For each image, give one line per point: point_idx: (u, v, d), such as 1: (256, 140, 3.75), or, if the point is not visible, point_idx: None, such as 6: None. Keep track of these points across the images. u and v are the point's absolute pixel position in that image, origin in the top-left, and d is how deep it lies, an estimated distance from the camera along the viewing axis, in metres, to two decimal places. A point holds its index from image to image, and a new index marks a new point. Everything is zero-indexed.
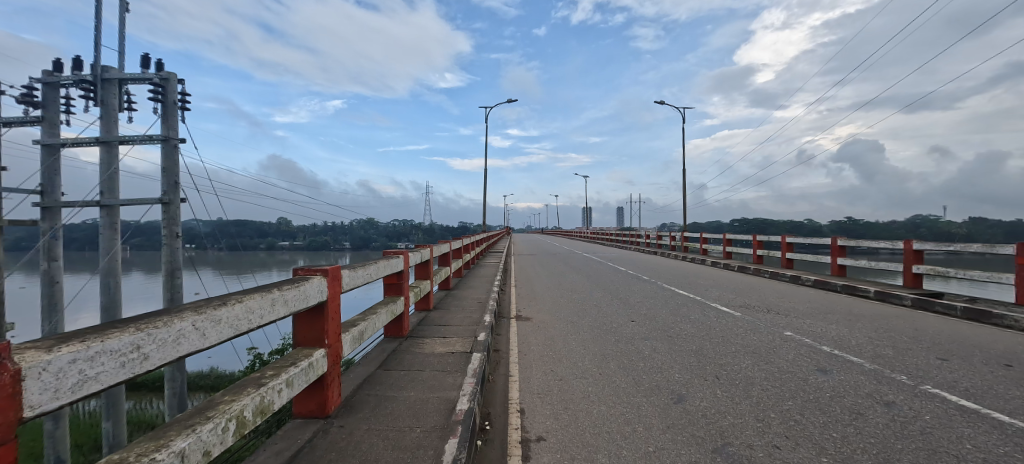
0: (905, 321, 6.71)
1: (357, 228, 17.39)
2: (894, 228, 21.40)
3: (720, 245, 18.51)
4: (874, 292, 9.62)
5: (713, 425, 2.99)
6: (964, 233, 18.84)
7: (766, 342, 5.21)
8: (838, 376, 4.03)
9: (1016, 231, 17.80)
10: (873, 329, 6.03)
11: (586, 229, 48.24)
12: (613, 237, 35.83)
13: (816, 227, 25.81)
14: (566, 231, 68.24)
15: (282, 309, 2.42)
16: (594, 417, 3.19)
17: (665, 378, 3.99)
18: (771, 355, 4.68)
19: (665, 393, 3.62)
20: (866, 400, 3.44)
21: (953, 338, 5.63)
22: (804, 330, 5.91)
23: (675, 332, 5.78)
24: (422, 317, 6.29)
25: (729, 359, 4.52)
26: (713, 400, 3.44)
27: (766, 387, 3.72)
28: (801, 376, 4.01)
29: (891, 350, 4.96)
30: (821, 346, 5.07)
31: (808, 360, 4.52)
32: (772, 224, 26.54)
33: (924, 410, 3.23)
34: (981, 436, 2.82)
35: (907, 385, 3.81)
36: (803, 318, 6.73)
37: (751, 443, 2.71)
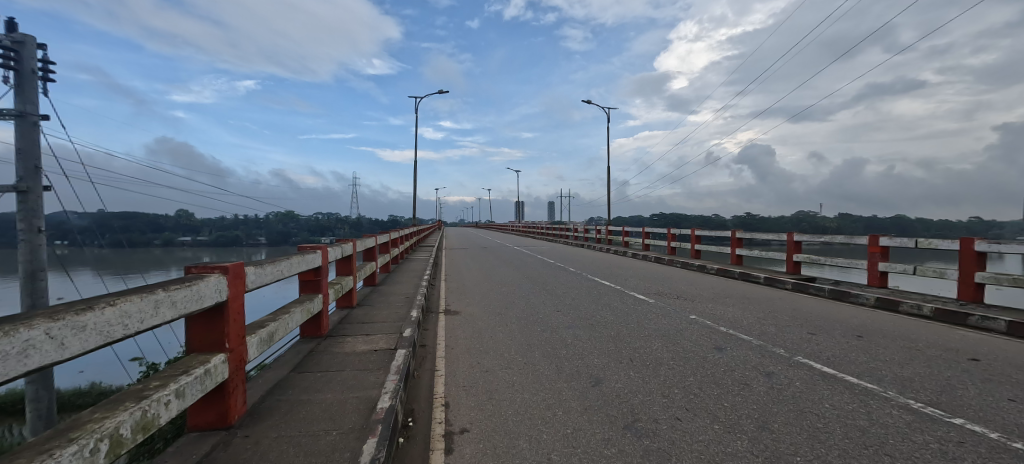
0: (787, 303, 7.78)
1: (274, 222, 16.03)
2: (782, 222, 24.58)
3: (639, 237, 19.89)
4: (763, 278, 11.00)
5: (625, 404, 3.21)
6: (833, 226, 22.23)
7: (674, 326, 5.72)
8: (731, 352, 4.54)
9: (870, 225, 21.38)
10: (762, 310, 6.90)
11: (518, 224, 49.00)
12: (544, 230, 36.80)
13: (721, 221, 28.74)
14: (499, 226, 68.82)
15: (169, 312, 2.14)
16: (517, 405, 3.27)
17: (585, 363, 4.22)
18: (677, 337, 5.14)
19: (584, 377, 3.82)
20: (753, 372, 3.94)
21: (821, 315, 6.64)
22: (706, 313, 6.58)
23: (596, 320, 6.12)
24: (344, 315, 5.98)
25: (642, 343, 4.90)
26: (627, 380, 3.70)
27: (672, 365, 4.10)
28: (702, 354, 4.47)
29: (773, 327, 5.72)
30: (719, 327, 5.70)
31: (708, 340, 5.04)
32: (686, 218, 29.08)
33: (796, 378, 3.76)
34: (836, 397, 3.36)
35: (784, 357, 4.41)
36: (707, 302, 7.50)
37: (656, 418, 2.96)
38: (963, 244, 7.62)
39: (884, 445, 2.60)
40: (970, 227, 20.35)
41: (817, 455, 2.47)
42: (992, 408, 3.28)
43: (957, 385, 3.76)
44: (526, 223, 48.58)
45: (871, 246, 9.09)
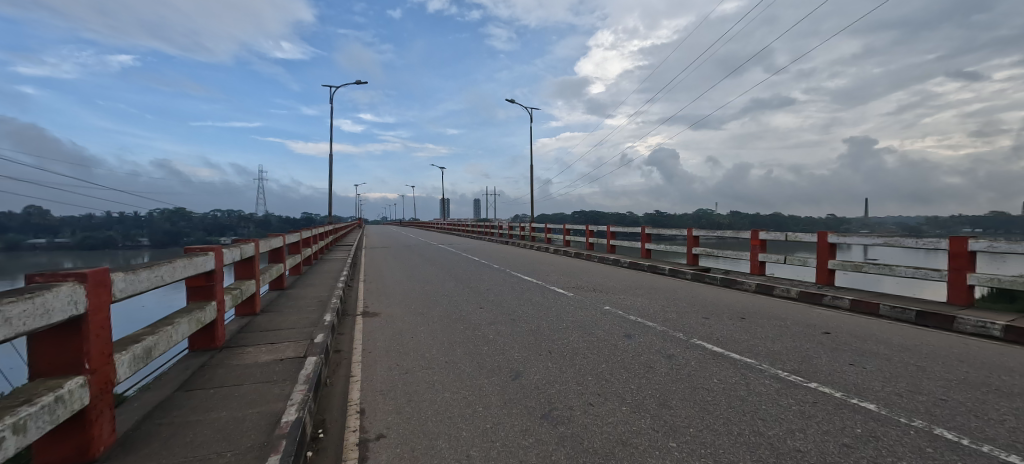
0: (686, 291, 8.67)
1: (159, 221, 13.95)
2: (685, 218, 27.32)
3: (561, 234, 20.79)
4: (668, 270, 12.12)
5: (543, 394, 3.33)
6: (725, 223, 25.26)
7: (589, 317, 6.08)
8: (639, 338, 4.94)
9: (754, 221, 24.64)
10: (665, 299, 7.62)
11: (443, 221, 48.33)
12: (469, 227, 36.73)
13: (633, 218, 31.09)
14: (424, 224, 67.23)
15: (2, 331, 1.74)
16: (437, 405, 3.22)
17: (506, 357, 4.31)
18: (592, 327, 5.46)
19: (505, 372, 3.89)
20: (656, 355, 4.34)
21: (713, 301, 7.52)
22: (618, 303, 7.09)
23: (518, 315, 6.27)
24: (245, 323, 5.41)
25: (560, 335, 5.12)
26: (546, 372, 3.84)
27: (587, 354, 4.34)
28: (613, 342, 4.79)
29: (674, 313, 6.35)
30: (629, 315, 6.18)
31: (619, 328, 5.43)
32: (604, 214, 31.02)
33: (691, 358, 4.22)
34: (721, 372, 3.84)
35: (682, 340, 4.91)
36: (619, 293, 8.08)
37: (571, 405, 3.12)
38: (820, 238, 9.12)
39: (758, 411, 3.03)
40: (826, 223, 24.50)
41: (708, 425, 2.79)
42: (836, 371, 3.99)
43: (812, 354, 4.51)
44: (451, 221, 48.09)
45: (753, 240, 10.50)
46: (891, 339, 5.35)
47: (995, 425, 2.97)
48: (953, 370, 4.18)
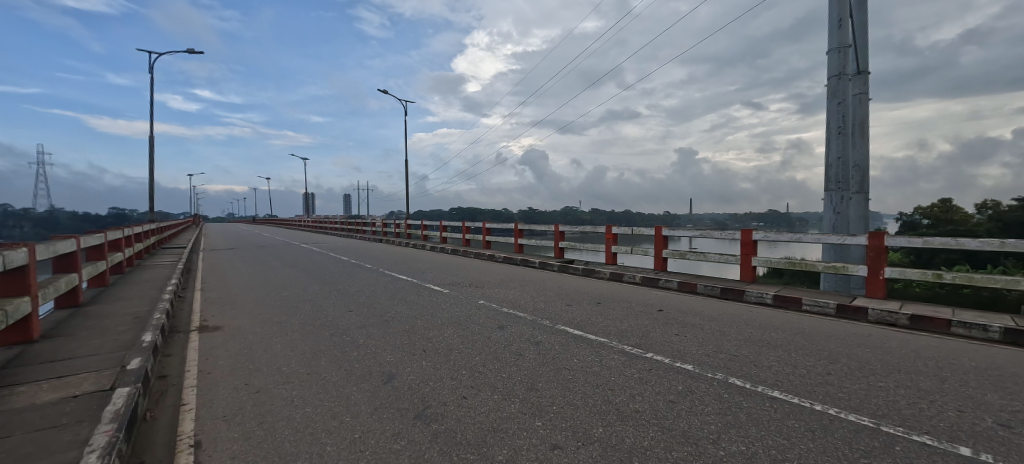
0: (553, 282, 9.47)
1: None
2: (553, 215, 29.71)
3: (438, 231, 20.62)
4: (538, 262, 13.03)
5: (416, 394, 3.30)
6: (587, 219, 28.30)
7: (464, 312, 6.19)
8: (511, 329, 5.23)
9: (610, 218, 28.11)
10: (535, 290, 8.21)
11: (307, 218, 43.52)
12: (338, 225, 33.87)
13: (508, 215, 32.57)
14: (282, 221, 59.52)
15: None
16: (296, 423, 2.92)
17: (378, 360, 4.13)
18: (467, 322, 5.58)
19: (376, 376, 3.72)
20: (525, 343, 4.65)
21: (576, 289, 8.38)
22: (492, 297, 7.38)
23: (391, 315, 6.04)
24: (13, 355, 4.07)
25: (435, 332, 5.10)
26: (419, 371, 3.80)
27: (461, 349, 4.43)
28: (486, 335, 4.97)
29: (542, 303, 6.89)
30: (502, 308, 6.48)
31: (492, 321, 5.66)
32: (480, 211, 31.79)
33: (556, 343, 4.64)
34: (580, 352, 4.32)
35: (549, 326, 5.36)
36: (494, 287, 8.42)
37: (444, 401, 3.15)
38: (656, 231, 10.90)
39: (608, 382, 3.50)
40: (662, 219, 29.31)
41: (568, 401, 3.11)
42: (665, 341, 4.84)
43: (649, 329, 5.38)
44: (315, 218, 43.56)
45: (607, 234, 11.98)
46: (703, 312, 6.71)
47: (764, 370, 3.99)
48: (740, 332, 5.46)
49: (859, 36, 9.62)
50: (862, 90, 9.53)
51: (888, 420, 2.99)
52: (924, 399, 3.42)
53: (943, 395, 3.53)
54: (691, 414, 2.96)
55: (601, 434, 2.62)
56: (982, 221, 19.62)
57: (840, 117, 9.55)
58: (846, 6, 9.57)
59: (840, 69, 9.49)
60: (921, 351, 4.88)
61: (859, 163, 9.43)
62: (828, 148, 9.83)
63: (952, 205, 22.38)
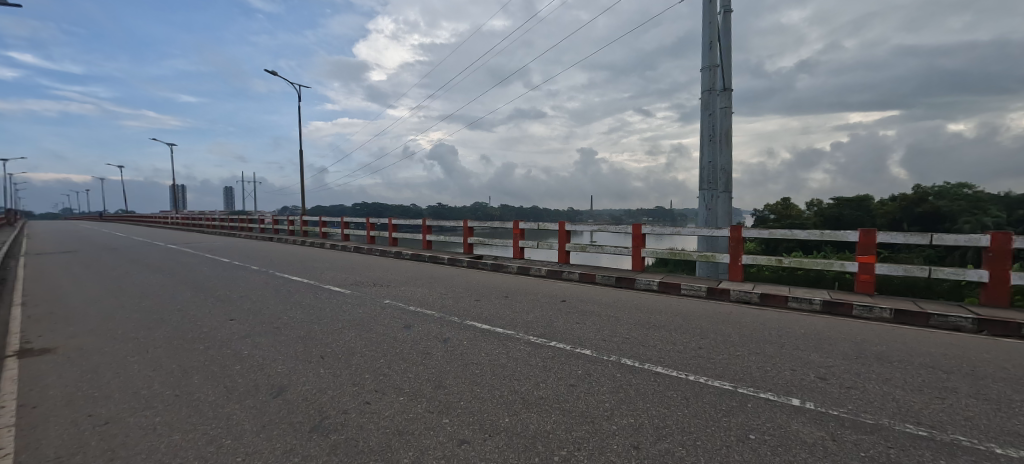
0: (462, 278, 9.48)
1: None
2: (463, 211, 29.67)
3: (339, 228, 19.23)
4: (447, 259, 12.92)
5: (313, 405, 3.06)
6: (496, 215, 28.83)
7: (367, 313, 5.89)
8: (418, 328, 5.11)
9: (519, 214, 28.99)
10: (444, 286, 8.13)
11: (175, 215, 37.25)
12: (216, 222, 29.64)
13: (416, 211, 31.65)
14: (141, 218, 50.20)
15: None
16: (161, 454, 2.50)
17: (267, 373, 3.72)
18: (371, 324, 5.31)
19: (264, 390, 3.36)
20: (433, 341, 4.59)
21: (485, 284, 8.50)
22: (399, 296, 7.13)
23: (282, 321, 5.48)
24: None
25: (334, 336, 4.77)
26: (315, 380, 3.52)
27: (364, 352, 4.20)
28: (392, 335, 4.79)
29: (451, 299, 6.86)
30: (409, 307, 6.31)
31: (398, 321, 5.46)
32: (387, 205, 30.41)
33: (465, 338, 4.67)
34: (488, 346, 4.41)
35: (458, 323, 5.36)
36: (401, 286, 8.14)
37: (345, 409, 2.97)
38: (560, 226, 11.54)
39: (514, 373, 3.64)
40: (566, 215, 31.09)
41: (476, 395, 3.15)
42: (567, 329, 5.16)
43: (552, 319, 5.69)
44: (186, 214, 37.53)
45: (515, 229, 12.34)
46: (600, 300, 7.30)
47: (650, 349, 4.48)
48: (631, 316, 6.06)
49: (726, 58, 11.21)
50: (728, 105, 11.14)
51: (743, 383, 3.58)
52: (767, 363, 4.16)
53: (780, 357, 4.33)
54: (589, 395, 3.21)
55: (507, 424, 2.70)
56: (809, 216, 24.42)
57: (711, 126, 11.07)
58: (716, 30, 11.10)
59: (710, 85, 10.98)
60: (766, 324, 5.92)
61: (725, 166, 11.04)
62: (702, 153, 11.33)
63: (789, 203, 27.44)
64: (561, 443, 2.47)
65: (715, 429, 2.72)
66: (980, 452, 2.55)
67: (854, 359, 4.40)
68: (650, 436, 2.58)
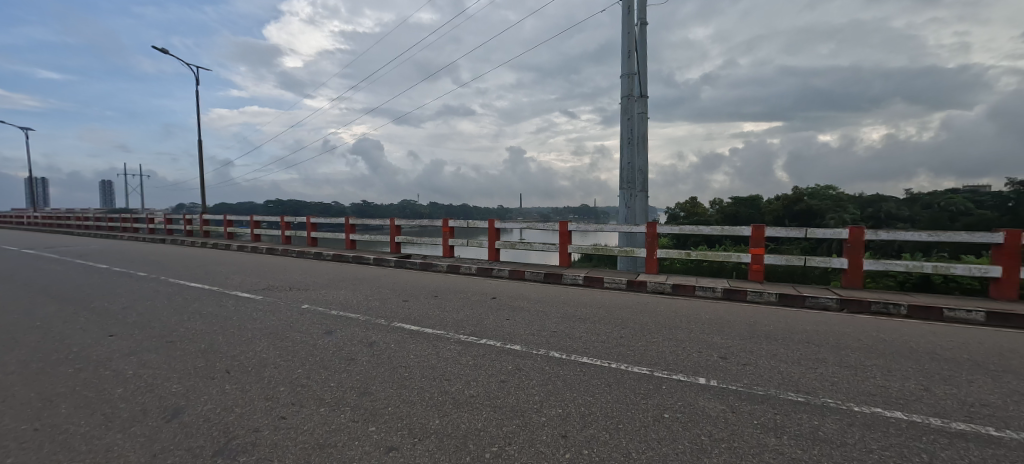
0: (389, 278, 9.11)
1: None
2: (390, 209, 28.54)
3: (247, 227, 17.43)
4: (373, 259, 12.33)
5: (217, 426, 2.73)
6: (425, 213, 28.17)
7: (282, 320, 5.42)
8: (340, 333, 4.81)
9: (449, 212, 28.63)
10: (369, 288, 7.75)
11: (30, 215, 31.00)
12: (89, 222, 25.24)
13: (339, 209, 29.77)
14: None
15: None
16: None
17: (158, 394, 3.25)
18: (286, 331, 4.89)
19: (154, 415, 2.92)
20: (357, 345, 4.36)
21: (414, 284, 8.26)
22: (318, 300, 6.65)
23: (178, 334, 4.83)
24: None
25: (243, 347, 4.32)
26: (219, 397, 3.14)
27: (279, 363, 3.86)
28: (310, 343, 4.46)
29: (376, 301, 6.55)
30: (329, 311, 5.91)
31: (318, 326, 5.10)
32: (305, 203, 28.24)
33: (392, 341, 4.50)
34: (417, 347, 4.29)
35: (385, 325, 5.15)
36: (320, 289, 7.60)
37: (256, 427, 2.70)
38: (490, 224, 11.60)
39: (445, 373, 3.58)
40: (496, 213, 31.34)
41: (404, 399, 3.05)
42: (497, 326, 5.20)
43: (483, 316, 5.70)
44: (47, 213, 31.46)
45: (444, 227, 12.13)
46: (529, 296, 7.47)
47: (576, 341, 4.68)
48: (558, 310, 6.29)
49: (641, 66, 12.05)
50: (644, 110, 12.01)
51: (658, 367, 3.89)
52: (679, 347, 4.57)
53: (689, 341, 4.78)
54: (519, 389, 3.26)
55: (437, 426, 2.65)
56: (712, 214, 27.28)
57: (630, 130, 11.86)
58: (634, 41, 11.88)
59: (628, 91, 11.73)
60: (678, 311, 6.50)
61: (642, 168, 11.90)
62: (622, 154, 12.09)
63: (696, 202, 30.41)
64: (492, 439, 2.48)
65: (635, 411, 2.92)
66: (842, 410, 3.05)
67: (748, 338, 5.01)
68: (577, 424, 2.69)
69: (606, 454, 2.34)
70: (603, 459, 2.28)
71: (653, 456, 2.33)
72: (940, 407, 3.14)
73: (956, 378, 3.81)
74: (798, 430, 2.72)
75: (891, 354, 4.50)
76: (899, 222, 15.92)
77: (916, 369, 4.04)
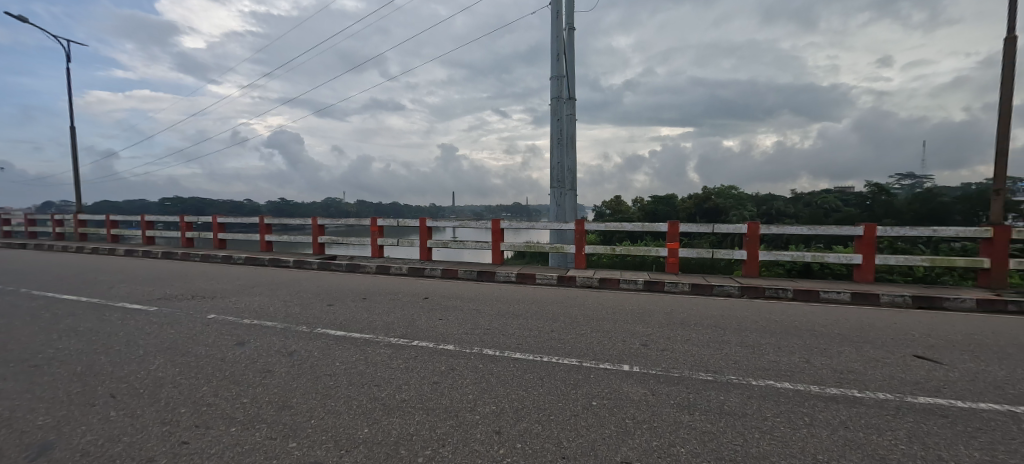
0: (312, 281, 8.50)
1: None
2: (312, 207, 26.63)
3: (137, 229, 15.20)
4: (292, 262, 11.43)
5: (98, 460, 2.34)
6: (352, 212, 26.73)
7: (183, 332, 4.80)
8: (255, 343, 4.39)
9: (378, 210, 27.49)
10: (288, 293, 7.17)
11: None
12: None
13: (252, 207, 27.11)
14: None
15: None
16: None
17: (14, 430, 2.71)
18: (187, 345, 4.34)
19: (9, 456, 2.42)
20: (275, 356, 4.01)
21: (340, 287, 7.80)
22: (228, 308, 6.00)
23: (43, 356, 4.07)
24: None
25: (131, 367, 3.75)
26: (101, 427, 2.70)
27: (179, 382, 3.41)
28: (219, 356, 4.01)
29: (297, 307, 6.08)
30: (241, 320, 5.36)
31: (227, 338, 4.60)
32: (210, 201, 25.31)
33: (315, 349, 4.21)
34: (344, 354, 4.06)
35: (306, 332, 4.80)
36: (231, 296, 6.87)
37: (151, 456, 2.36)
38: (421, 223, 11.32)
39: (374, 379, 3.42)
40: (429, 211, 30.70)
41: (329, 410, 2.86)
42: (430, 327, 5.10)
43: (415, 318, 5.55)
44: None
45: (372, 226, 11.59)
46: (464, 294, 7.42)
47: (509, 337, 4.75)
48: (492, 308, 6.33)
49: (569, 69, 12.52)
50: (572, 112, 12.51)
51: (587, 357, 4.08)
52: (606, 337, 4.83)
53: (615, 332, 5.08)
54: (453, 389, 3.23)
55: (366, 435, 2.52)
56: (634, 212, 29.23)
57: (559, 131, 12.27)
58: (562, 44, 12.30)
59: (558, 93, 12.12)
60: (604, 304, 6.87)
61: (571, 167, 12.39)
62: (552, 154, 12.47)
63: (620, 200, 32.37)
64: (425, 443, 2.42)
65: (566, 402, 3.04)
66: (742, 385, 3.44)
67: (667, 326, 5.45)
68: (511, 420, 2.73)
69: (539, 446, 2.40)
70: (537, 451, 2.33)
71: (583, 443, 2.44)
72: (817, 376, 3.68)
73: (829, 349, 4.49)
74: (707, 406, 3.02)
75: (781, 333, 5.17)
76: (786, 218, 18.33)
77: (800, 344, 4.69)
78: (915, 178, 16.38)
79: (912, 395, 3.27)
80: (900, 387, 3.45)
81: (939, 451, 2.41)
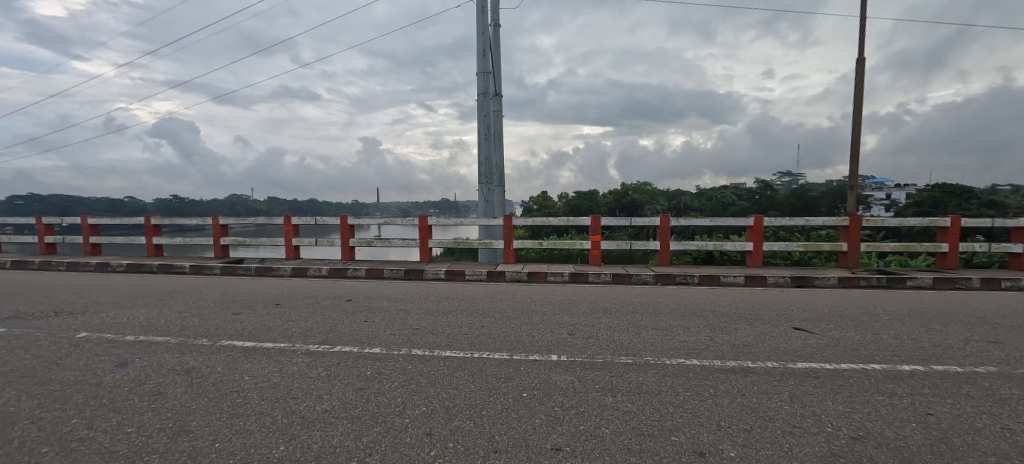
0: (212, 288, 7.55)
1: None
2: (212, 205, 23.70)
3: None
4: (189, 268, 10.08)
5: None
6: (263, 210, 24.31)
7: (44, 357, 4.00)
8: (141, 363, 3.80)
9: (293, 207, 25.33)
10: (183, 303, 6.30)
11: None
12: None
13: (135, 204, 23.41)
14: None
15: None
16: None
17: None
18: (50, 372, 3.62)
19: None
20: (168, 376, 3.50)
21: (247, 293, 7.05)
22: (106, 324, 5.12)
23: None
24: None
25: None
26: None
27: (39, 416, 2.83)
28: (92, 382, 3.39)
29: (195, 318, 5.37)
30: (124, 337, 4.60)
31: (104, 359, 3.92)
32: (77, 199, 21.31)
33: (217, 364, 3.75)
34: (254, 366, 3.67)
35: (208, 346, 4.27)
36: (107, 310, 5.86)
37: None
38: (342, 221, 10.62)
39: (290, 391, 3.14)
40: (352, 208, 29.03)
41: (236, 431, 2.57)
42: (354, 331, 4.80)
43: (336, 322, 5.20)
44: None
45: (285, 225, 10.59)
46: (390, 294, 7.12)
47: (439, 335, 4.66)
48: (421, 307, 6.15)
49: (495, 66, 12.55)
50: (499, 108, 12.58)
51: (516, 350, 4.14)
52: (535, 330, 4.95)
53: (543, 323, 5.22)
54: (379, 394, 3.08)
55: (282, 453, 2.30)
56: (560, 207, 30.27)
57: (486, 126, 12.27)
58: (488, 40, 12.27)
59: (485, 88, 12.10)
60: (533, 297, 7.04)
61: (498, 163, 12.46)
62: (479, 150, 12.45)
63: (547, 196, 33.35)
64: (351, 454, 2.29)
65: (498, 396, 3.05)
66: (658, 364, 3.74)
67: (591, 315, 5.72)
68: (442, 419, 2.67)
69: (471, 443, 2.38)
70: (469, 448, 2.31)
71: (515, 435, 2.47)
72: (720, 352, 4.13)
73: (728, 327, 5.06)
74: (628, 387, 3.24)
75: (689, 315, 5.71)
76: (692, 211, 20.27)
77: (704, 324, 5.23)
78: (792, 176, 19.05)
79: (793, 362, 3.81)
80: (783, 355, 4.01)
81: (813, 407, 2.83)
